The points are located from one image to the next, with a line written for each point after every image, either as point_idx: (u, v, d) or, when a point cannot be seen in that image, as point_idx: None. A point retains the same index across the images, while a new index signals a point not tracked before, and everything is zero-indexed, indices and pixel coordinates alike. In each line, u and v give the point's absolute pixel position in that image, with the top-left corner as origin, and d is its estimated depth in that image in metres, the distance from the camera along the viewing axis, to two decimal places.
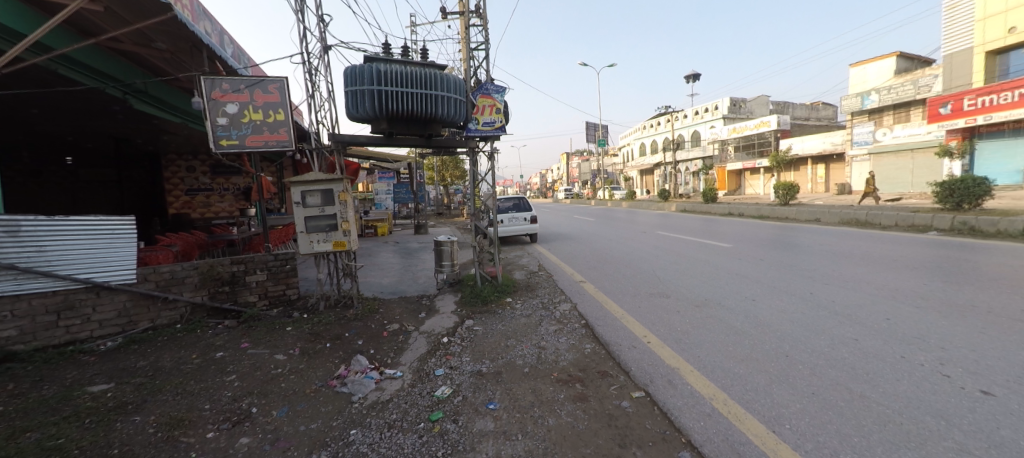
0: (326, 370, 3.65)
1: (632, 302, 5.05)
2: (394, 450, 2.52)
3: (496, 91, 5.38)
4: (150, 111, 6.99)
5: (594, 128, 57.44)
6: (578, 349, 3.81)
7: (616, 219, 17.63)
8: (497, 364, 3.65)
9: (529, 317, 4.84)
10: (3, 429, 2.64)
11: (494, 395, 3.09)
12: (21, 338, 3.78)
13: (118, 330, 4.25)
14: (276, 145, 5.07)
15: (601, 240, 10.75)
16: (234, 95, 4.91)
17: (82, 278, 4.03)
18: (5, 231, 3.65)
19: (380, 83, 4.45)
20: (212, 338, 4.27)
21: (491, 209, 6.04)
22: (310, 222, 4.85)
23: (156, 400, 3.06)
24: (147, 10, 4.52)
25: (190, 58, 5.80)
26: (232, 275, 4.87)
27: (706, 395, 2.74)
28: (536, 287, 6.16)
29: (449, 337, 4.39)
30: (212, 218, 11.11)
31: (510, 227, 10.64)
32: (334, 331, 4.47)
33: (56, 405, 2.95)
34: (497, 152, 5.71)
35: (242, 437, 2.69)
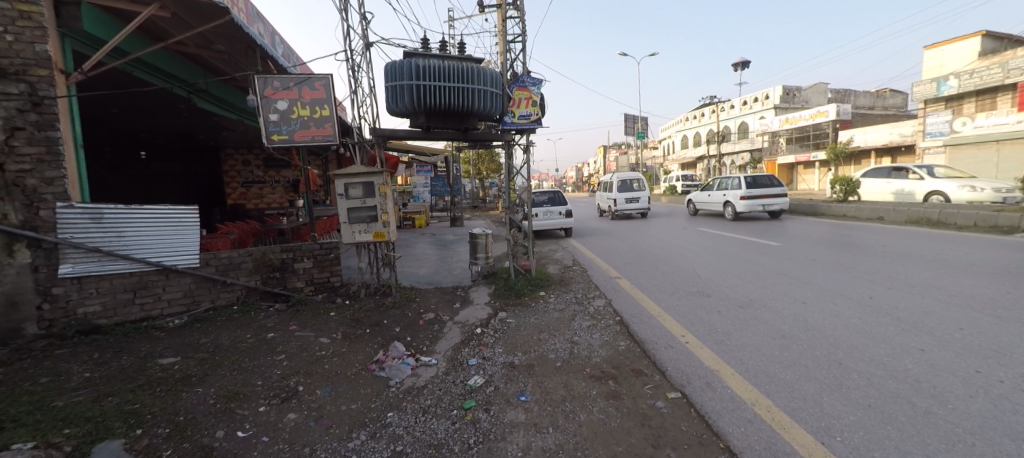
0: (365, 355, 3.80)
1: (669, 300, 4.91)
2: (428, 434, 2.60)
3: (533, 83, 5.35)
4: (210, 109, 7.49)
5: (634, 121, 55.92)
6: (611, 345, 3.74)
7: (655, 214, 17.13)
8: (530, 356, 3.66)
9: (562, 312, 4.81)
10: (89, 393, 2.95)
11: (526, 387, 3.10)
12: (104, 313, 4.20)
13: (184, 308, 4.60)
14: (322, 140, 5.30)
15: (638, 235, 10.48)
16: (284, 92, 5.16)
17: (153, 261, 4.41)
18: (91, 217, 4.09)
19: (418, 78, 4.52)
20: (264, 320, 4.53)
21: (526, 202, 6.03)
22: (353, 213, 5.04)
23: (216, 373, 3.30)
24: (208, 15, 4.83)
25: (245, 58, 6.14)
26: (282, 261, 5.16)
27: (747, 400, 2.62)
28: (570, 282, 6.11)
29: (482, 329, 4.45)
30: (265, 209, 11.95)
31: (545, 221, 10.60)
32: (374, 318, 4.64)
33: (133, 374, 3.26)
34: (533, 145, 5.68)
35: (290, 413, 2.86)
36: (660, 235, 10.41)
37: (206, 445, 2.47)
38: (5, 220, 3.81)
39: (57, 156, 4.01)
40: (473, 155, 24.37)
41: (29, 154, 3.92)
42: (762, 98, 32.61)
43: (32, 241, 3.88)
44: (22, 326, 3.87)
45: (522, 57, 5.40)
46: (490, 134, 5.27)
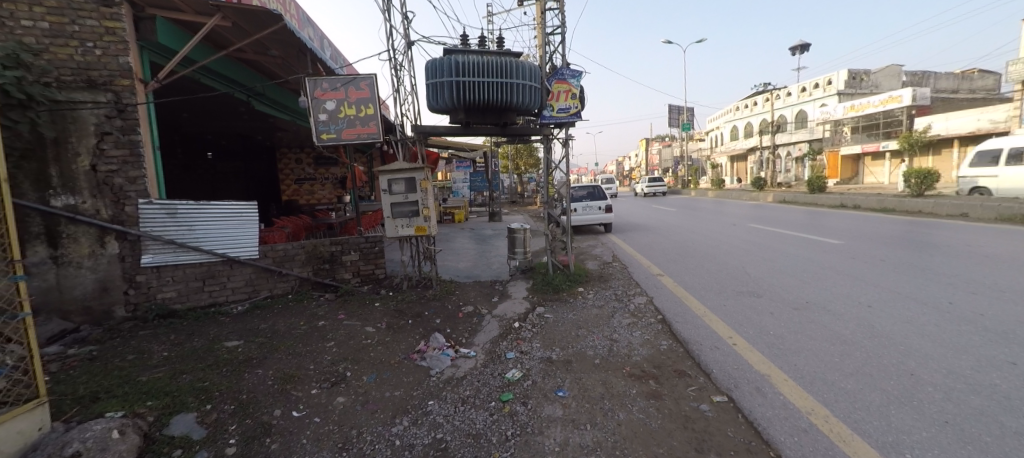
0: (407, 345, 3.93)
1: (716, 299, 4.70)
2: (467, 424, 2.65)
3: (572, 76, 5.29)
4: (267, 111, 7.97)
5: (678, 111, 53.83)
6: (652, 344, 3.64)
7: (702, 209, 16.42)
8: (568, 352, 3.63)
9: (601, 308, 4.74)
10: (166, 370, 3.25)
11: (564, 382, 3.09)
12: (179, 298, 4.60)
13: (246, 296, 4.95)
14: (367, 137, 5.49)
15: (681, 231, 10.08)
16: (332, 93, 5.38)
17: (219, 252, 4.76)
18: (167, 212, 4.49)
19: (457, 74, 4.57)
20: (315, 309, 4.79)
21: (565, 197, 5.96)
22: (396, 208, 5.20)
23: (274, 357, 3.53)
24: (264, 22, 5.11)
25: (297, 62, 6.46)
26: (331, 254, 5.41)
27: (802, 408, 2.46)
28: (610, 278, 5.99)
29: (520, 323, 4.48)
30: (317, 205, 12.41)
31: (584, 217, 10.45)
32: (415, 309, 4.78)
33: (202, 355, 3.55)
34: (573, 139, 5.60)
35: (339, 397, 3.02)
36: (706, 231, 9.95)
37: (265, 423, 2.66)
38: (97, 214, 4.26)
39: (139, 158, 4.42)
40: (511, 150, 24.35)
41: (115, 156, 4.34)
42: (824, 84, 30.21)
43: (119, 234, 4.33)
44: (112, 308, 4.35)
45: (561, 49, 5.32)
46: (529, 129, 5.25)
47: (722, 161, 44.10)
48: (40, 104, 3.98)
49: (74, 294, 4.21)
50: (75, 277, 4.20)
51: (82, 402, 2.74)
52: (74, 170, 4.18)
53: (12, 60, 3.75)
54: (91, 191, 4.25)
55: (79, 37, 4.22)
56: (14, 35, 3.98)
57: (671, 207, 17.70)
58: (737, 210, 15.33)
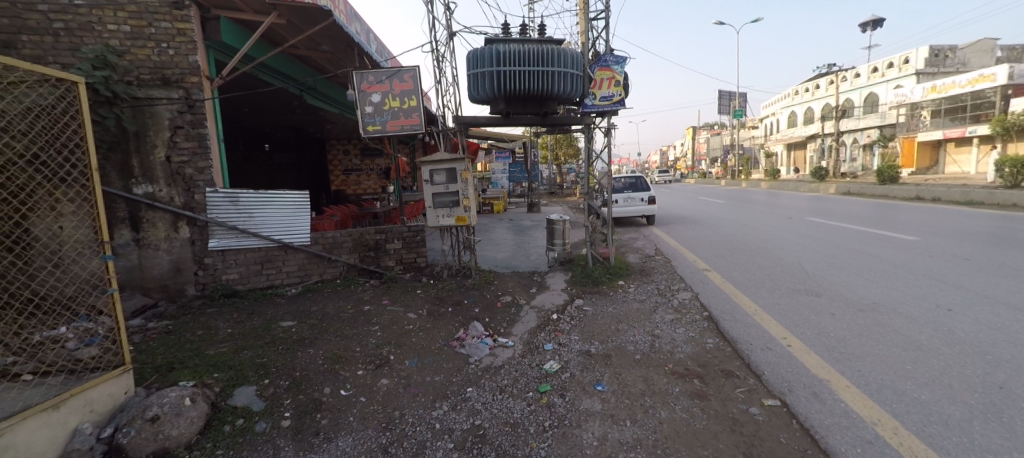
0: (447, 332, 4.01)
1: (769, 297, 4.45)
2: (505, 413, 2.69)
3: (616, 62, 5.11)
4: (318, 105, 8.34)
5: (730, 97, 50.91)
6: (697, 342, 3.51)
7: (753, 201, 15.47)
8: (607, 346, 3.57)
9: (642, 303, 4.62)
10: (230, 346, 3.52)
11: (603, 377, 3.04)
12: (240, 280, 4.96)
13: (299, 279, 5.25)
14: (410, 129, 5.62)
15: (730, 224, 9.60)
16: (378, 86, 5.53)
17: (276, 238, 5.06)
18: (230, 200, 4.82)
19: (498, 64, 4.55)
20: (361, 294, 5.01)
21: (606, 188, 5.83)
22: (437, 198, 5.30)
23: (324, 338, 3.72)
24: (315, 18, 5.31)
25: (345, 56, 6.69)
26: (376, 242, 5.61)
27: (866, 418, 2.28)
28: (652, 272, 5.82)
29: (558, 315, 4.46)
30: (362, 194, 12.67)
31: (626, 208, 10.17)
32: (455, 297, 4.88)
33: (261, 333, 3.81)
34: (615, 128, 5.45)
35: (383, 379, 3.15)
36: (758, 224, 9.39)
37: (316, 399, 2.83)
38: (171, 202, 4.66)
39: (206, 149, 4.75)
40: (551, 140, 24.07)
41: (186, 148, 4.70)
42: (899, 64, 27.41)
43: (189, 219, 4.71)
44: (184, 287, 4.76)
45: (605, 35, 5.15)
46: (570, 118, 5.15)
47: (777, 150, 41.41)
48: (124, 100, 4.39)
49: (152, 274, 4.65)
50: (153, 258, 4.63)
51: (160, 371, 3.02)
52: (152, 161, 4.58)
53: (100, 62, 4.27)
54: (166, 180, 4.64)
55: (155, 38, 4.58)
56: (102, 39, 4.42)
57: (719, 199, 16.83)
58: (793, 203, 14.35)
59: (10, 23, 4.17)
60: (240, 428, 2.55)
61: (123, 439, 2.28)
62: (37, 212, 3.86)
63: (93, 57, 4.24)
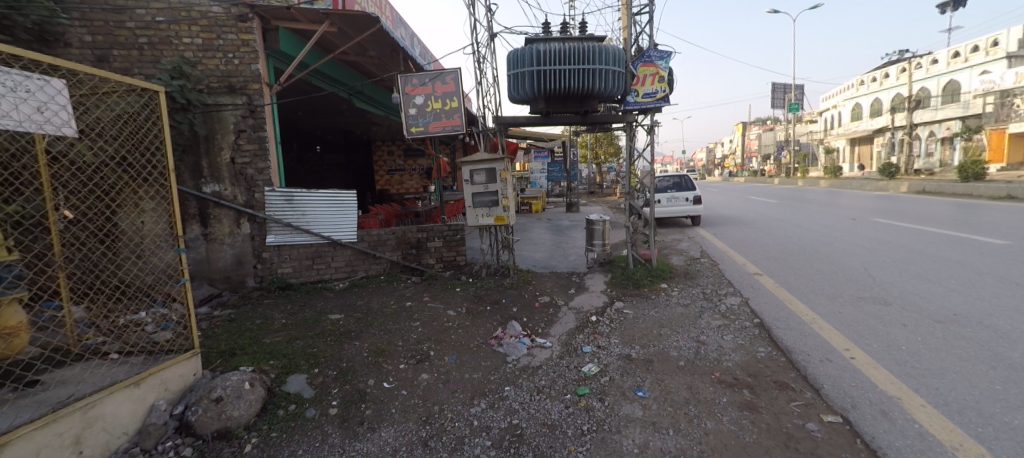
0: (485, 330, 4.04)
1: (829, 305, 4.14)
2: (542, 414, 2.68)
3: (659, 58, 4.95)
4: (365, 108, 8.68)
5: (784, 91, 47.94)
6: (747, 350, 3.33)
7: (810, 200, 14.43)
8: (649, 351, 3.47)
9: (686, 307, 4.45)
10: (285, 335, 3.74)
11: (644, 382, 2.96)
12: (293, 274, 5.26)
13: (346, 274, 5.48)
14: (451, 130, 5.72)
15: (783, 226, 9.04)
16: (421, 88, 5.68)
17: (325, 235, 5.32)
18: (285, 199, 5.12)
19: (539, 64, 4.54)
20: (403, 290, 5.15)
21: (648, 187, 5.66)
22: (477, 197, 5.36)
23: (369, 331, 3.86)
24: (364, 24, 5.51)
25: (391, 60, 6.91)
26: (418, 240, 5.76)
27: (944, 442, 2.07)
28: (697, 275, 5.60)
29: (598, 317, 4.38)
30: (406, 193, 13.05)
31: (670, 208, 9.83)
32: (494, 296, 4.91)
33: (312, 324, 4.02)
34: (658, 126, 5.28)
35: (423, 374, 3.22)
36: (816, 226, 8.76)
37: (361, 390, 2.95)
38: (235, 200, 5.02)
39: (265, 151, 5.07)
40: (591, 139, 23.69)
41: (248, 150, 5.04)
42: (985, 48, 24.63)
43: (249, 216, 5.05)
44: (245, 279, 5.11)
45: (649, 29, 5.00)
46: (611, 116, 5.05)
47: (838, 147, 38.50)
48: (195, 107, 4.77)
49: (218, 266, 5.03)
50: (219, 251, 5.01)
51: (224, 356, 3.26)
52: (218, 162, 4.95)
53: (176, 72, 4.67)
54: (230, 179, 5.00)
55: (223, 49, 4.94)
56: (179, 51, 4.83)
57: (772, 198, 15.84)
58: (856, 203, 13.26)
59: (103, 40, 4.66)
60: (292, 413, 2.70)
61: (192, 417, 2.48)
62: (123, 208, 4.28)
63: (170, 68, 4.64)
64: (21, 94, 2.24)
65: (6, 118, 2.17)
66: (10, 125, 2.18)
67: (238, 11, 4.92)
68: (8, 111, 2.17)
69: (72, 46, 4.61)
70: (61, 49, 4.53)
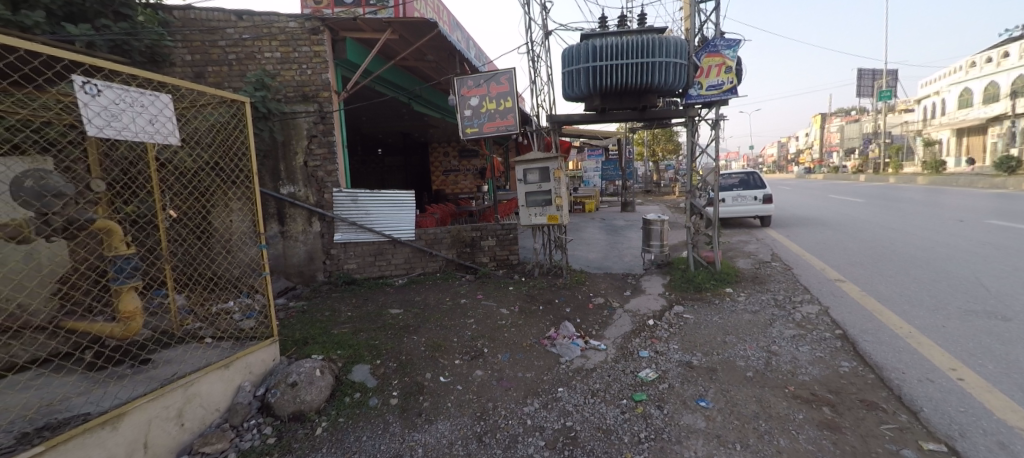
0: (538, 329, 4.02)
1: (929, 319, 3.65)
2: (597, 418, 2.62)
3: (726, 46, 4.65)
4: (423, 111, 9.01)
5: (872, 76, 42.99)
6: (828, 364, 3.03)
7: (904, 199, 12.77)
8: (712, 359, 3.27)
9: (755, 314, 4.14)
10: (350, 327, 3.98)
11: (707, 392, 2.80)
12: (357, 269, 5.58)
13: (404, 271, 5.73)
14: (505, 130, 5.77)
15: (871, 228, 8.11)
16: (476, 90, 5.78)
17: (386, 233, 5.59)
18: (351, 199, 5.45)
19: (595, 60, 4.44)
20: (458, 287, 5.29)
21: (712, 185, 5.33)
22: (530, 197, 5.37)
23: (426, 326, 4.00)
24: (423, 31, 5.69)
25: (448, 64, 7.10)
26: (472, 239, 5.88)
27: None
28: (767, 280, 5.19)
29: (655, 321, 4.21)
30: (459, 194, 13.44)
31: (736, 207, 9.20)
32: (547, 296, 4.88)
33: (374, 318, 4.24)
34: (724, 119, 4.97)
35: (477, 370, 3.28)
36: (911, 228, 7.78)
37: (420, 383, 3.06)
38: (308, 200, 5.44)
39: (334, 155, 5.42)
40: (649, 136, 22.79)
41: (319, 154, 5.42)
42: None
43: (320, 215, 5.44)
44: (316, 273, 5.52)
45: (715, 17, 4.72)
46: (671, 111, 4.82)
47: (939, 138, 33.90)
48: (275, 116, 5.21)
49: (293, 261, 5.47)
50: (293, 247, 5.45)
51: (298, 344, 3.54)
52: (294, 166, 5.38)
53: (259, 85, 5.12)
54: (303, 181, 5.42)
55: (298, 62, 5.35)
56: (261, 65, 5.31)
57: (858, 197, 14.23)
58: (962, 202, 11.58)
59: (200, 58, 5.24)
60: (357, 401, 2.87)
61: (272, 399, 2.72)
62: (216, 209, 4.78)
63: (254, 81, 5.11)
64: (137, 109, 2.57)
65: (125, 130, 2.50)
66: (129, 137, 2.52)
67: (311, 25, 5.30)
68: (127, 124, 2.51)
69: (176, 66, 5.23)
70: (168, 68, 5.16)
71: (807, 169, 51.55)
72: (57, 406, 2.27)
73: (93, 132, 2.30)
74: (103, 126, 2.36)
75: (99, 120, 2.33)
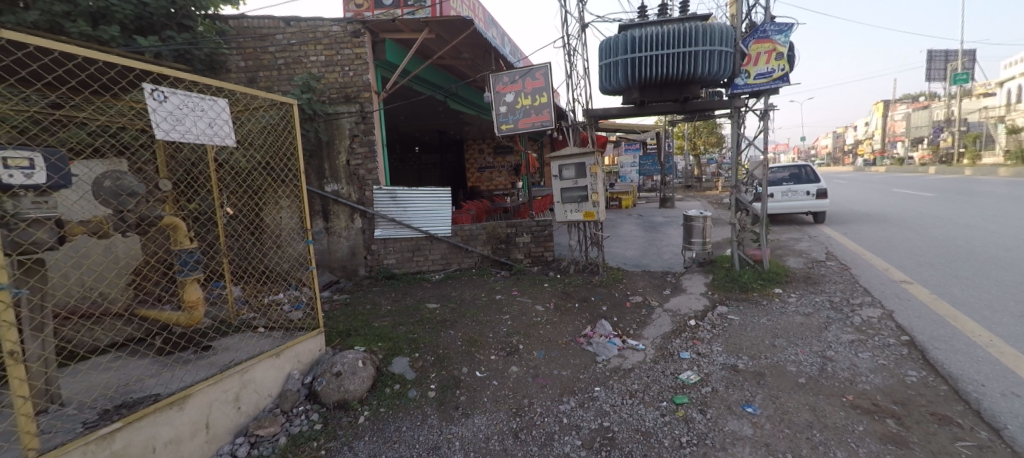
0: (574, 327, 3.97)
1: (1012, 326, 3.29)
2: (635, 420, 2.56)
3: (777, 31, 4.38)
4: (459, 109, 9.10)
5: (943, 58, 39.22)
6: (891, 373, 2.80)
7: (982, 194, 11.55)
8: (760, 363, 3.11)
9: (807, 316, 3.90)
10: (390, 321, 4.09)
11: (754, 397, 2.66)
12: (396, 265, 5.73)
13: (441, 267, 5.83)
14: (541, 126, 5.73)
15: (943, 225, 7.40)
16: (511, 86, 5.77)
17: (423, 230, 5.71)
18: (390, 197, 5.60)
19: (634, 51, 4.31)
20: (494, 283, 5.31)
21: (759, 179, 5.04)
22: (566, 193, 5.30)
23: (463, 321, 4.04)
24: (459, 29, 5.72)
25: (484, 60, 7.12)
26: (508, 235, 5.89)
27: None
28: (821, 281, 4.86)
29: (697, 321, 4.06)
30: (494, 190, 13.51)
31: (787, 203, 8.67)
32: (583, 293, 4.80)
33: (413, 312, 4.34)
34: (774, 109, 4.69)
35: (513, 366, 3.29)
36: (991, 225, 7.02)
37: (457, 377, 3.10)
38: (350, 198, 5.64)
39: (374, 153, 5.59)
40: (689, 128, 21.93)
41: (360, 153, 5.60)
42: None
43: (361, 212, 5.63)
44: (357, 268, 5.71)
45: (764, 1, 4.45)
46: (715, 102, 4.60)
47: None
48: (319, 117, 5.44)
49: (336, 256, 5.71)
50: (337, 243, 5.68)
51: (342, 335, 3.69)
52: (337, 165, 5.60)
53: (305, 88, 5.35)
54: (346, 179, 5.63)
55: (341, 64, 5.55)
56: (307, 69, 5.55)
57: (926, 191, 13.03)
58: None
59: (252, 64, 5.54)
60: (397, 392, 2.95)
61: (318, 387, 2.84)
62: (267, 206, 5.03)
63: (301, 84, 5.35)
64: (198, 113, 2.75)
65: (188, 133, 2.68)
66: (191, 140, 2.69)
67: (353, 28, 5.47)
68: (189, 128, 2.68)
69: (231, 72, 5.56)
70: (224, 74, 5.49)
71: (866, 161, 47.89)
72: (131, 387, 2.49)
73: (162, 135, 2.48)
74: (170, 129, 2.54)
75: (166, 124, 2.50)
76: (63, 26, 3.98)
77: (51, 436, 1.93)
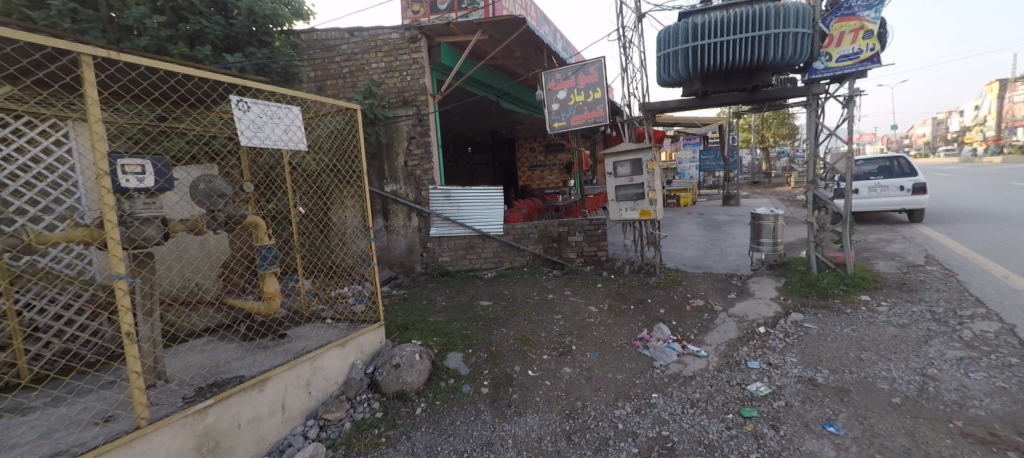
0: (630, 330, 3.83)
1: None
2: (698, 431, 2.41)
3: (865, 7, 3.93)
4: (512, 108, 9.13)
5: None
6: (1013, 398, 2.39)
7: None
8: (843, 377, 2.81)
9: (901, 328, 3.46)
10: (444, 317, 4.18)
11: (836, 415, 2.40)
12: (450, 262, 5.86)
13: (493, 265, 5.88)
14: (594, 122, 5.60)
15: None
16: (564, 83, 5.68)
17: (476, 228, 5.79)
18: (445, 196, 5.74)
19: (697, 39, 4.04)
20: (545, 282, 5.26)
21: (841, 173, 4.55)
22: (621, 190, 5.12)
23: (515, 319, 4.04)
24: (513, 28, 5.71)
25: (536, 58, 7.08)
26: (560, 234, 5.81)
27: None
28: (918, 288, 4.29)
29: (767, 328, 3.74)
30: (545, 189, 13.41)
31: (874, 199, 7.78)
32: (638, 295, 4.61)
33: (466, 309, 4.41)
34: (860, 95, 4.21)
35: (567, 367, 3.23)
36: None
37: (510, 375, 3.10)
38: (407, 197, 5.85)
39: (430, 154, 5.75)
40: (756, 120, 20.40)
41: (417, 154, 5.79)
42: None
43: (418, 211, 5.82)
44: (414, 265, 5.92)
45: None
46: (789, 90, 4.22)
47: None
48: (380, 121, 5.70)
49: (394, 253, 5.96)
50: (395, 240, 5.92)
51: (400, 329, 3.83)
52: (396, 166, 5.84)
53: (367, 94, 5.65)
54: (404, 179, 5.85)
55: (400, 69, 5.76)
56: (369, 75, 5.83)
57: None
58: None
59: (321, 74, 5.93)
60: (451, 387, 3.01)
61: (379, 377, 2.97)
62: (334, 206, 5.34)
63: (364, 90, 5.64)
64: (275, 120, 2.97)
65: (267, 139, 2.90)
66: (270, 145, 2.92)
67: (411, 34, 5.67)
68: (268, 134, 2.91)
69: (303, 82, 5.99)
70: (297, 84, 5.92)
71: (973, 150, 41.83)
72: (221, 368, 2.74)
73: (246, 142, 2.70)
74: (252, 136, 2.77)
75: (248, 131, 2.73)
76: (168, 48, 4.52)
77: (158, 408, 2.16)
